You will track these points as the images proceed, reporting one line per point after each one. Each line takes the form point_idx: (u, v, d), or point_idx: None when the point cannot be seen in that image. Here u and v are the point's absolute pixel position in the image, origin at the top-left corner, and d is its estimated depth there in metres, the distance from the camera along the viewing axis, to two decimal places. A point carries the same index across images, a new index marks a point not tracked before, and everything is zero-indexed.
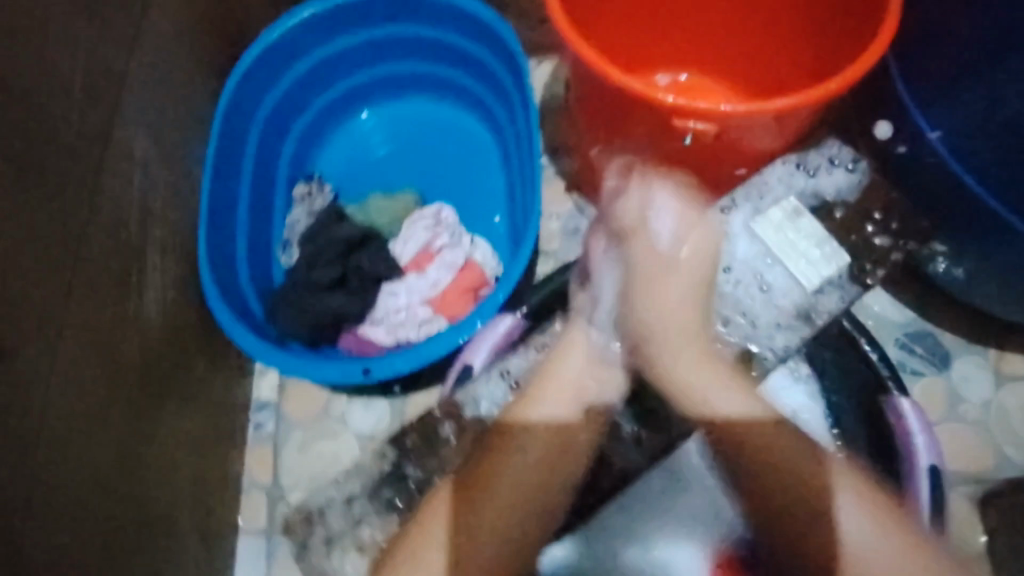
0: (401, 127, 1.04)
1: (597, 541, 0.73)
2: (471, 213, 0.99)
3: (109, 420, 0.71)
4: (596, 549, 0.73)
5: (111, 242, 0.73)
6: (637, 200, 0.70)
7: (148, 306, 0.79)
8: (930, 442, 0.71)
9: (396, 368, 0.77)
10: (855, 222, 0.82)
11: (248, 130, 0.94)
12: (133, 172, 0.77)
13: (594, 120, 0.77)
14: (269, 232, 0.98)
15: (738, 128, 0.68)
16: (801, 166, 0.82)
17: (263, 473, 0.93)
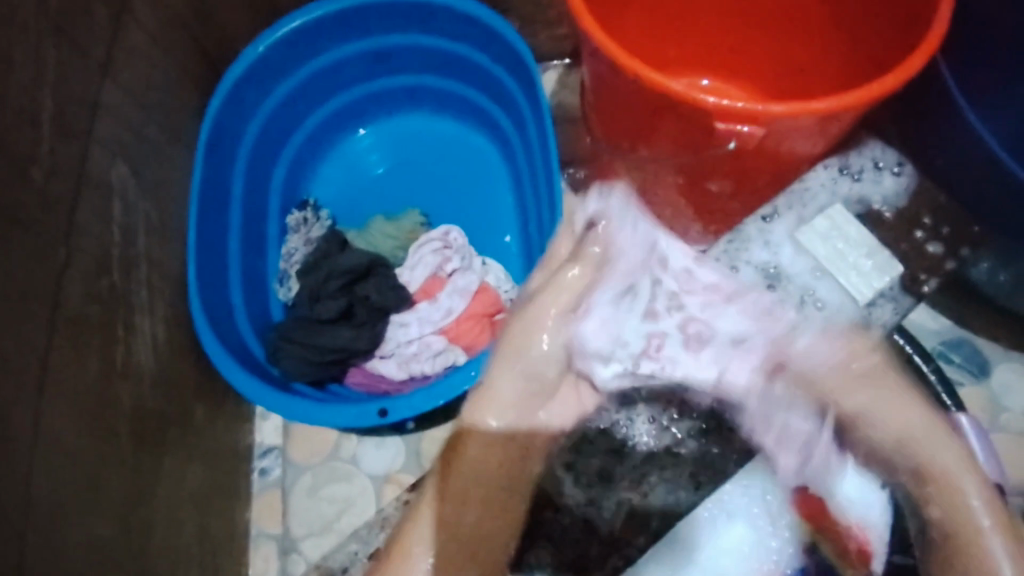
0: (399, 144, 0.98)
1: None
2: (479, 232, 0.93)
3: (102, 484, 0.65)
4: None
5: (95, 288, 0.67)
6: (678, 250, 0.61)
7: (140, 353, 0.73)
8: (990, 458, 0.68)
9: (415, 409, 0.71)
10: (904, 230, 0.71)
11: (236, 154, 0.87)
12: (112, 210, 0.71)
13: (620, 123, 0.72)
14: (263, 264, 0.91)
15: (784, 132, 0.63)
16: (845, 170, 0.72)
17: (272, 522, 0.87)
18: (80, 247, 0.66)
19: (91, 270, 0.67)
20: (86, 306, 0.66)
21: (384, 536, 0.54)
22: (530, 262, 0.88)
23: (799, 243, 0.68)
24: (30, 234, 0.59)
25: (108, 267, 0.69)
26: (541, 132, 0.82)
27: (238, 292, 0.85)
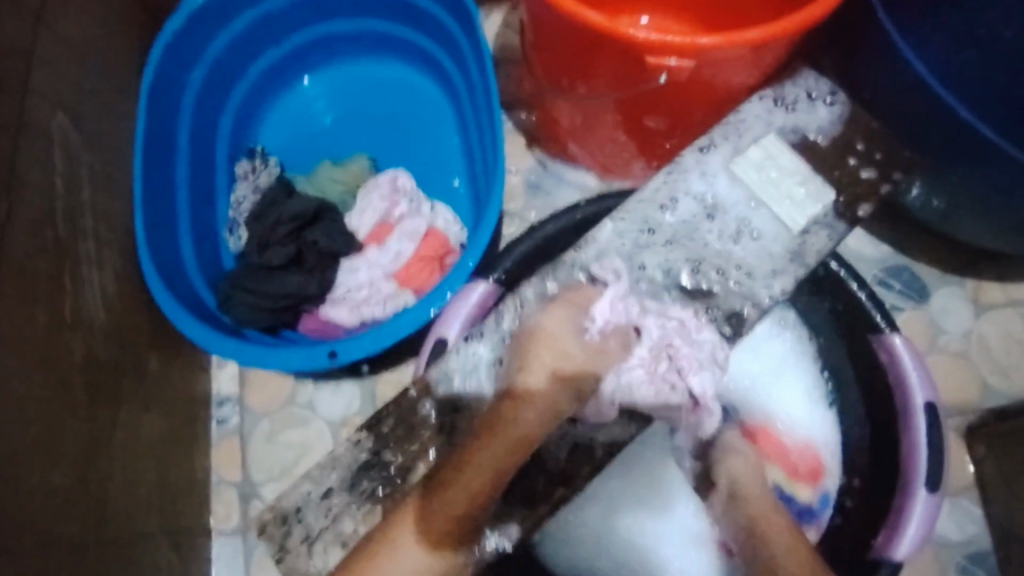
0: (345, 91, 0.98)
1: (587, 510, 0.79)
2: (428, 177, 0.94)
3: (59, 433, 0.66)
4: (589, 518, 0.79)
5: (39, 240, 0.67)
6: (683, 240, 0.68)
7: (89, 305, 0.73)
8: (923, 377, 0.70)
9: (365, 350, 0.72)
10: (836, 158, 0.71)
11: (178, 103, 0.87)
12: (53, 161, 0.70)
13: (558, 62, 0.75)
14: (213, 213, 0.91)
15: (713, 64, 0.66)
16: (779, 101, 0.73)
17: (232, 469, 0.88)
18: (23, 198, 0.65)
19: (34, 221, 0.66)
20: (31, 256, 0.65)
21: (340, 472, 0.66)
22: (477, 204, 0.89)
23: (732, 173, 0.70)
24: None
25: (52, 219, 0.69)
26: (484, 75, 0.82)
27: (187, 241, 0.85)
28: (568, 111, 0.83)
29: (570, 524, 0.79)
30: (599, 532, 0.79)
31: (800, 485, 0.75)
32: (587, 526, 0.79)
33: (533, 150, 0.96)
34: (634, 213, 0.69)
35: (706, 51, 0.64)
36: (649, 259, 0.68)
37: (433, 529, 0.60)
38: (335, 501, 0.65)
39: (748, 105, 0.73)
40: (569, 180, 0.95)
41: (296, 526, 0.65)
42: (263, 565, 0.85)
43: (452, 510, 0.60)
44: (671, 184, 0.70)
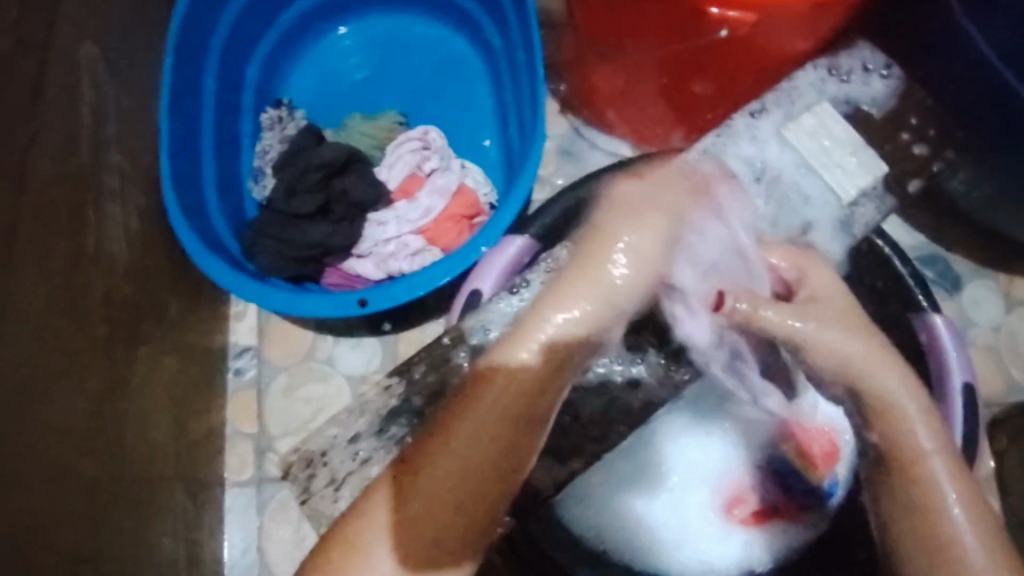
0: (377, 45, 0.95)
1: (596, 477, 0.72)
2: (459, 136, 0.91)
3: (79, 370, 0.64)
4: (598, 487, 0.72)
5: (64, 170, 0.64)
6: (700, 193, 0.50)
7: (113, 243, 0.71)
8: (962, 360, 0.68)
9: (395, 299, 0.73)
10: (889, 132, 0.69)
11: (207, 45, 0.84)
12: (79, 91, 0.67)
13: (606, 20, 0.73)
14: (237, 162, 0.89)
15: (773, 22, 0.64)
16: (834, 70, 0.70)
17: (248, 420, 0.87)
18: (48, 124, 0.63)
19: (59, 149, 0.64)
20: (54, 185, 0.63)
21: (368, 417, 0.68)
22: (510, 165, 0.87)
23: (783, 138, 0.67)
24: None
25: (77, 149, 0.66)
26: (528, 34, 0.80)
27: (211, 187, 0.83)
28: (609, 73, 0.81)
29: (578, 492, 0.71)
30: (606, 506, 0.72)
31: (814, 469, 0.70)
32: (594, 497, 0.72)
33: (566, 115, 0.95)
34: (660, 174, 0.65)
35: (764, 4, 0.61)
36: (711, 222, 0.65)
37: (427, 526, 0.45)
38: (361, 445, 0.64)
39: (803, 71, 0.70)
40: (599, 146, 0.94)
41: (319, 467, 0.65)
42: (275, 519, 0.84)
43: (437, 519, 0.44)
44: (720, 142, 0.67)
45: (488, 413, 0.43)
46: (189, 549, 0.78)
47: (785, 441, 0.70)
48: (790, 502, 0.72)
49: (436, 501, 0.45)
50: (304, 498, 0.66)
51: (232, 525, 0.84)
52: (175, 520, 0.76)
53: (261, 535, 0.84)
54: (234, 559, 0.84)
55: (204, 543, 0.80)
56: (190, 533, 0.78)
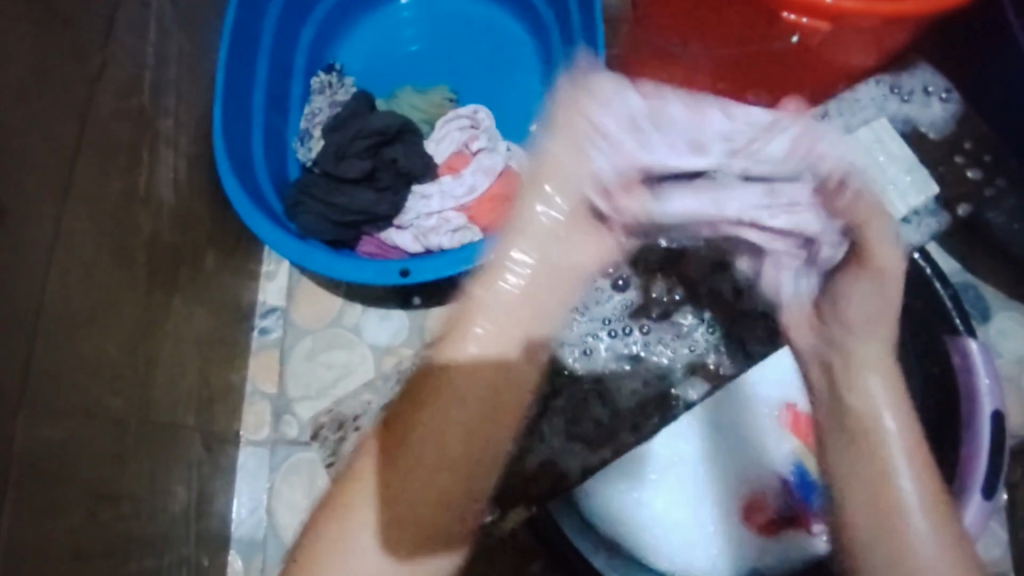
0: (432, 21, 0.95)
1: (620, 465, 0.70)
2: (507, 119, 0.92)
3: (118, 308, 0.64)
4: (621, 474, 0.70)
5: (124, 106, 0.64)
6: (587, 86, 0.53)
7: (161, 187, 0.70)
8: (994, 388, 0.69)
9: (436, 272, 0.72)
10: (944, 153, 0.77)
11: (267, 2, 0.84)
12: (147, 31, 0.67)
13: (672, 16, 0.73)
14: (284, 123, 0.89)
15: (845, 32, 0.65)
16: (896, 89, 0.77)
17: (269, 379, 0.87)
18: (113, 58, 0.63)
19: (122, 85, 0.64)
20: (114, 121, 0.63)
21: None
22: None
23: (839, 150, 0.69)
24: (65, 31, 0.56)
25: (138, 88, 0.66)
26: (590, 25, 0.81)
27: (258, 143, 0.83)
28: (663, 71, 0.81)
29: (605, 477, 0.70)
30: (627, 497, 0.69)
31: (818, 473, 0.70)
32: (616, 484, 0.70)
33: None
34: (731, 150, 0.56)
35: (844, 14, 0.62)
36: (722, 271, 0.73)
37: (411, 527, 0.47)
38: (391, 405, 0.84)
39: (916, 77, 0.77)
40: None
41: (351, 432, 0.83)
42: (287, 479, 0.84)
43: (433, 492, 0.47)
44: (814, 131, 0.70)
45: (466, 384, 0.48)
46: (201, 500, 0.78)
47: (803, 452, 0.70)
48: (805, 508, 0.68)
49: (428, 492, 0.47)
50: (331, 461, 0.83)
51: (243, 484, 0.84)
52: (191, 472, 0.76)
53: (271, 495, 0.83)
54: (241, 517, 0.83)
55: (216, 497, 0.80)
56: (203, 485, 0.78)
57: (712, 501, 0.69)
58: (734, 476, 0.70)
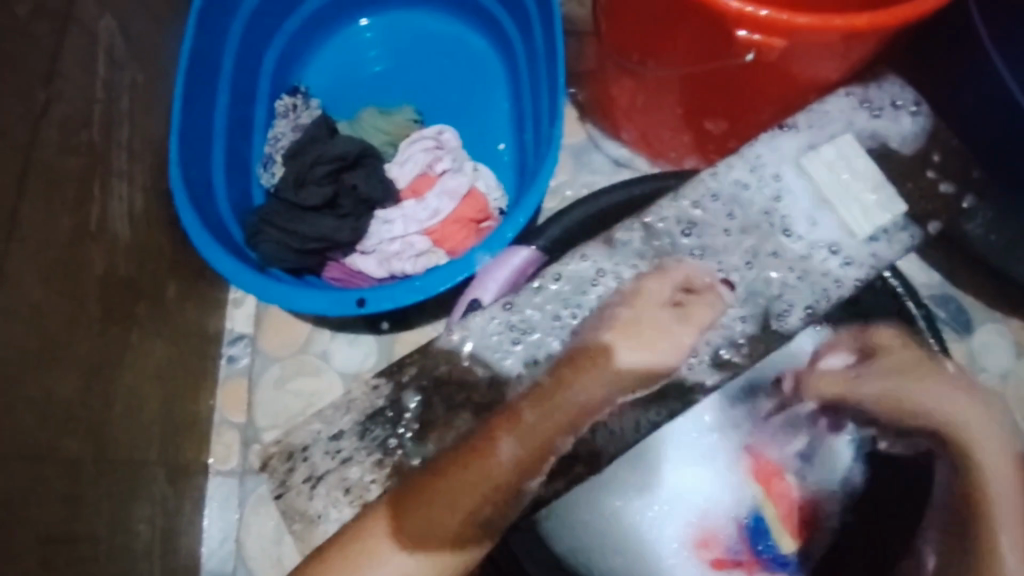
0: (399, 40, 0.95)
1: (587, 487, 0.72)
2: (473, 137, 0.91)
3: (70, 347, 0.62)
4: (585, 508, 0.72)
5: (73, 142, 0.63)
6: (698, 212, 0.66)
7: (114, 221, 0.69)
8: None
9: (395, 301, 0.71)
10: (913, 169, 0.68)
11: (228, 27, 0.84)
12: (95, 65, 0.66)
13: (632, 33, 0.72)
14: (247, 147, 0.88)
15: (802, 50, 0.64)
16: (867, 103, 0.69)
17: (238, 407, 0.86)
18: (62, 95, 0.62)
19: (70, 121, 0.63)
20: (62, 158, 0.62)
21: (354, 416, 0.64)
22: (522, 172, 0.86)
23: (800, 167, 0.66)
24: (6, 71, 0.55)
25: (87, 122, 0.65)
26: (550, 39, 0.79)
27: (220, 170, 0.82)
28: (630, 87, 0.80)
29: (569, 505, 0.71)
30: (599, 529, 0.72)
31: (786, 536, 0.72)
32: (580, 514, 0.71)
33: (584, 123, 0.94)
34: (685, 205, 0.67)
35: (800, 31, 0.60)
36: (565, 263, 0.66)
37: (444, 524, 0.55)
38: (344, 445, 0.64)
39: (889, 80, 0.71)
40: (606, 153, 0.93)
41: (300, 464, 0.63)
42: (256, 509, 0.83)
43: (449, 519, 0.55)
44: (762, 174, 0.67)
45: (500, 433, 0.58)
46: (167, 533, 0.77)
47: (764, 497, 0.73)
48: (756, 560, 0.72)
49: (444, 522, 0.55)
50: (280, 494, 0.63)
51: (213, 515, 0.83)
52: (157, 506, 0.75)
53: (241, 524, 0.83)
54: (211, 548, 0.83)
55: (183, 529, 0.79)
56: (170, 517, 0.77)
57: (661, 564, 0.72)
58: (691, 533, 0.73)
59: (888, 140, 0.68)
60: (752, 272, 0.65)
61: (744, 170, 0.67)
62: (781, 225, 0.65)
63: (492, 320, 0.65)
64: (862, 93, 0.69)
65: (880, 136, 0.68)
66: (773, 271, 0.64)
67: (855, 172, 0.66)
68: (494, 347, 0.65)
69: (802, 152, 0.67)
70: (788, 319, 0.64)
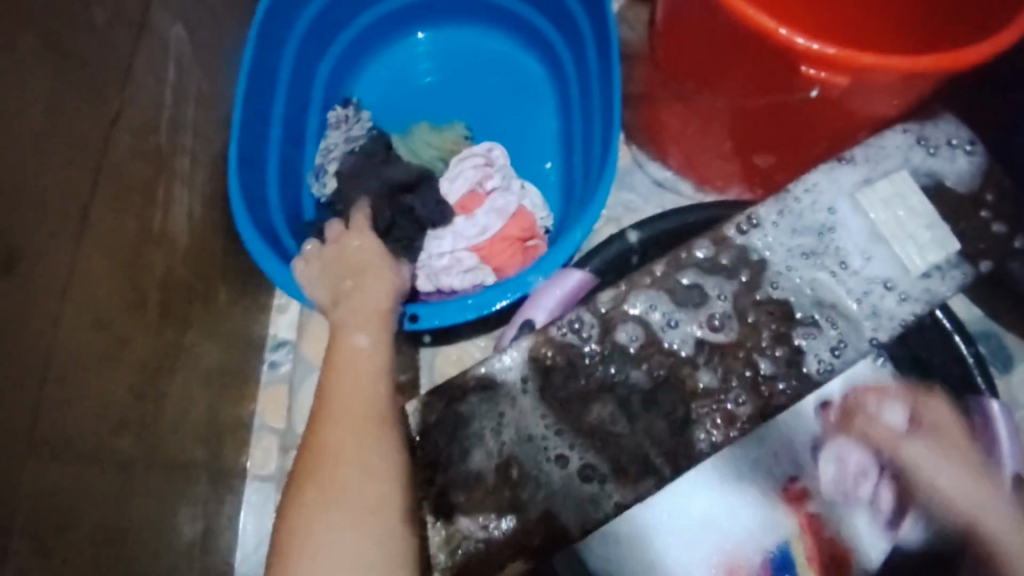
0: (450, 56, 0.96)
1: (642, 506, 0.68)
2: (522, 157, 0.92)
3: (127, 347, 0.63)
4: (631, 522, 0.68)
5: (141, 146, 0.64)
6: (774, 234, 0.67)
7: (174, 224, 0.70)
8: (1014, 450, 0.67)
9: (447, 318, 0.73)
10: (968, 209, 0.67)
11: (287, 38, 0.85)
12: (164, 72, 0.68)
13: (691, 62, 0.73)
14: (300, 156, 0.89)
15: (864, 89, 0.64)
16: (923, 141, 0.69)
17: (278, 412, 0.87)
18: (133, 100, 0.63)
19: (139, 125, 0.64)
20: (131, 163, 0.63)
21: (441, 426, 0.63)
22: (569, 193, 0.87)
23: (857, 201, 0.67)
24: (82, 75, 0.56)
25: (155, 128, 0.67)
26: (605, 63, 0.80)
27: (273, 179, 0.83)
28: (683, 114, 0.81)
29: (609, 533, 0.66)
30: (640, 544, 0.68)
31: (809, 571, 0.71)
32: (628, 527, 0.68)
33: (630, 147, 0.94)
34: (755, 237, 0.67)
35: (863, 69, 0.61)
36: (644, 293, 0.66)
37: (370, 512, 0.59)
38: (433, 456, 0.62)
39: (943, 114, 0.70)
40: (648, 173, 0.94)
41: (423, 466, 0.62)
42: None
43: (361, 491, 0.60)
44: (821, 203, 0.67)
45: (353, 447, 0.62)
46: (206, 534, 0.77)
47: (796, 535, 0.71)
48: None
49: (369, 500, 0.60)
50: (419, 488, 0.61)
51: (248, 518, 0.84)
52: (198, 508, 0.76)
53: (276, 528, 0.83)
54: (246, 550, 0.83)
55: (221, 531, 0.80)
56: (209, 518, 0.78)
57: None
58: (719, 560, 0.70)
59: (942, 177, 0.67)
60: (811, 288, 0.65)
61: (803, 195, 0.67)
62: (837, 259, 0.66)
63: (555, 337, 0.64)
64: (915, 129, 0.69)
65: (934, 172, 0.67)
66: (826, 305, 0.65)
67: (909, 210, 0.66)
68: (560, 367, 0.64)
69: (864, 182, 0.67)
70: (845, 352, 0.64)
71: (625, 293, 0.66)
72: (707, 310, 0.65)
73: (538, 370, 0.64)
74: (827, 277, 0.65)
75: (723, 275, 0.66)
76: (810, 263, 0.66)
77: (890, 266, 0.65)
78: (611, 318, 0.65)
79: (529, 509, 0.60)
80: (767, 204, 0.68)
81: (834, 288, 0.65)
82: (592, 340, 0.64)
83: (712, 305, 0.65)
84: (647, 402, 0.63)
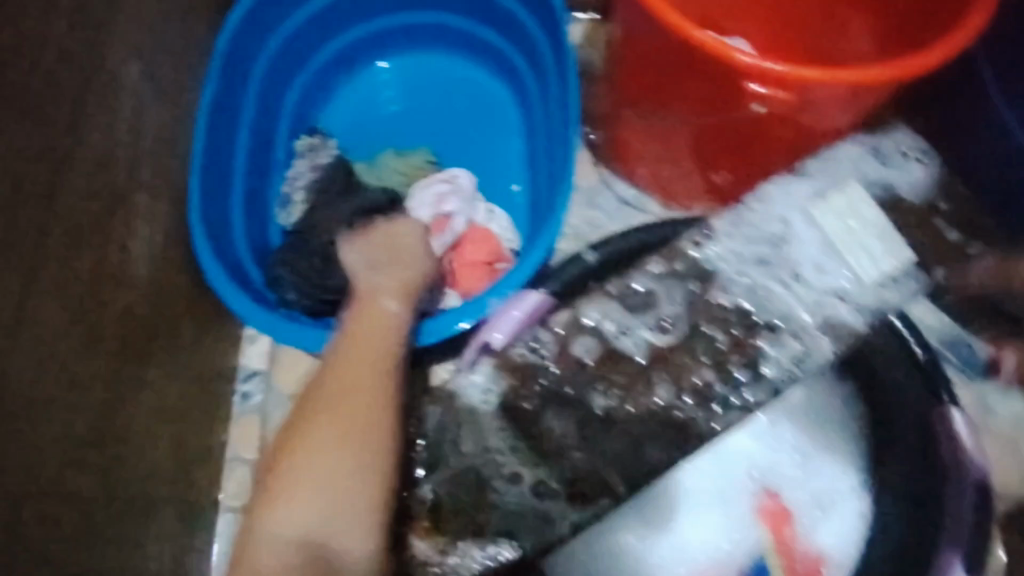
0: (416, 81, 0.97)
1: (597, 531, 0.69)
2: (488, 179, 0.92)
3: (85, 385, 0.63)
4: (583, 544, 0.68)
5: (96, 184, 0.65)
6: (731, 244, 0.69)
7: (132, 260, 0.70)
8: (979, 457, 0.67)
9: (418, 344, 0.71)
10: (923, 216, 0.71)
11: (251, 70, 0.86)
12: (120, 110, 0.68)
13: (646, 81, 0.73)
14: (267, 186, 0.90)
15: (814, 102, 0.64)
16: (876, 152, 0.73)
17: (249, 442, 0.87)
18: (86, 139, 0.63)
19: (93, 164, 0.64)
20: (86, 202, 0.63)
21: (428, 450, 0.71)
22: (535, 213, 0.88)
23: (810, 215, 0.66)
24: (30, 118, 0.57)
25: (111, 165, 0.67)
26: (563, 84, 0.81)
27: (238, 210, 0.84)
28: (642, 133, 0.82)
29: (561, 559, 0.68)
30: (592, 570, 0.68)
31: None
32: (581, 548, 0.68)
33: (597, 166, 0.93)
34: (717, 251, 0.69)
35: (808, 83, 0.61)
36: (599, 308, 0.71)
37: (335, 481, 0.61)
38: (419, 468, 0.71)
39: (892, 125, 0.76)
40: (615, 193, 0.93)
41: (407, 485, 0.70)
42: None
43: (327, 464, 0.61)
44: (770, 220, 0.68)
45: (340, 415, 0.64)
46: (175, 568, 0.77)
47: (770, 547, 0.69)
48: None
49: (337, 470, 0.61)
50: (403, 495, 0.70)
51: (221, 548, 0.84)
52: (166, 543, 0.76)
53: None
54: None
55: (192, 564, 0.80)
56: (178, 551, 0.78)
57: None
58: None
59: (902, 185, 0.72)
60: (765, 301, 0.68)
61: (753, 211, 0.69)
62: (789, 269, 0.67)
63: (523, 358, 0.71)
64: (870, 142, 0.73)
65: (891, 182, 0.72)
66: (777, 316, 0.68)
67: (862, 221, 0.66)
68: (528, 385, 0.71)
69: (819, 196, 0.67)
70: (806, 363, 0.70)
71: (586, 306, 0.71)
72: (664, 320, 0.70)
73: (505, 389, 0.71)
74: (786, 288, 0.67)
75: (679, 292, 0.70)
76: (766, 273, 0.67)
77: (840, 282, 0.66)
78: (575, 333, 0.71)
79: (492, 517, 0.69)
80: (721, 219, 0.70)
81: (785, 300, 0.68)
82: (553, 359, 0.71)
83: (666, 311, 0.70)
84: (607, 417, 0.69)
